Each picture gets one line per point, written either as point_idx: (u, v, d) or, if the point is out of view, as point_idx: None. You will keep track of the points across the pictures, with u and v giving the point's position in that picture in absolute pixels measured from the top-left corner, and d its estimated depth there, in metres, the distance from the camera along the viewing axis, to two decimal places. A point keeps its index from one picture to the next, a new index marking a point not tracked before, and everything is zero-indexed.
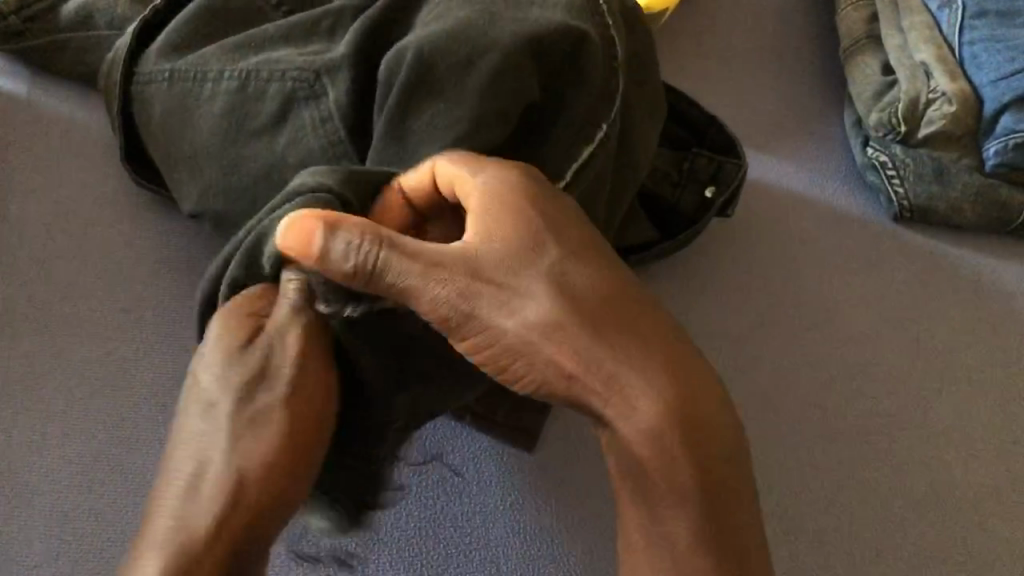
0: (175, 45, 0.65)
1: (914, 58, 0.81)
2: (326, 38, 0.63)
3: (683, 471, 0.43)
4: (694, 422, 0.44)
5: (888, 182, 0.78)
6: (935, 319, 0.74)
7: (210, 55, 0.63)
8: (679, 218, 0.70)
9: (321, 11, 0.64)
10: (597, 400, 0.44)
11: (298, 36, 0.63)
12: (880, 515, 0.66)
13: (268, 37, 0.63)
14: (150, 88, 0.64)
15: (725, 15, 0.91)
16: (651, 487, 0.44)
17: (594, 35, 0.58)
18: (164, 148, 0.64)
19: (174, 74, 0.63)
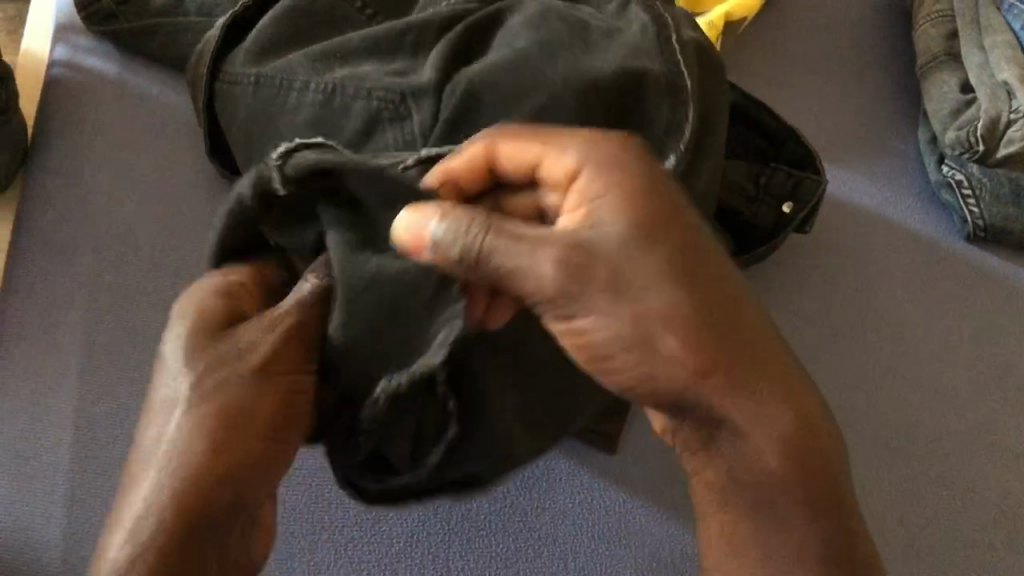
0: (261, 51, 0.66)
1: (997, 78, 0.80)
2: (411, 54, 0.64)
3: (788, 460, 0.44)
4: (804, 428, 0.45)
5: (963, 201, 0.78)
6: (1008, 342, 0.74)
7: (296, 63, 0.64)
8: (753, 232, 0.71)
9: (406, 23, 0.64)
10: (729, 411, 0.44)
11: (384, 49, 0.64)
12: (942, 540, 0.66)
13: (353, 50, 0.64)
14: (234, 90, 0.65)
15: (802, 24, 0.90)
16: (789, 508, 0.45)
17: (654, 75, 0.59)
18: (244, 150, 0.65)
19: (260, 79, 0.64)
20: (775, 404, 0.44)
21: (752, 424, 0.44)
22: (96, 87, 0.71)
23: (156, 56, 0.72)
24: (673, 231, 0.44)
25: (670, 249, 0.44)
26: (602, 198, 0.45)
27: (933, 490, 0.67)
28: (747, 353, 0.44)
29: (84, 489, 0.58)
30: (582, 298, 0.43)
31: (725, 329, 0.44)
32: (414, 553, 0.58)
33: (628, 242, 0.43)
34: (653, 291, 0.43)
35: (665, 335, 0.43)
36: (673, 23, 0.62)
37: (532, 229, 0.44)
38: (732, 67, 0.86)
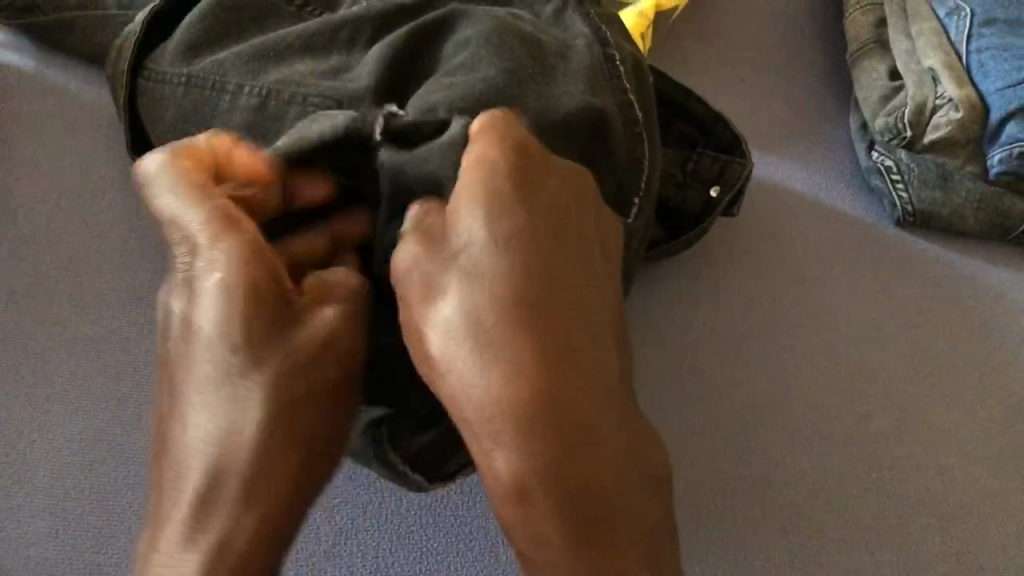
0: (190, 48, 0.64)
1: (923, 65, 0.81)
2: (346, 51, 0.63)
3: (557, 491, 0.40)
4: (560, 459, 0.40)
5: (892, 187, 0.79)
6: (937, 323, 0.75)
7: (227, 63, 0.62)
8: (684, 218, 0.71)
9: (341, 20, 0.64)
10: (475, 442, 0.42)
11: (320, 47, 0.63)
12: (877, 520, 0.66)
13: (287, 47, 0.63)
14: (162, 88, 0.63)
15: (735, 13, 0.91)
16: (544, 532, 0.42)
17: (614, 113, 0.60)
18: (168, 144, 0.63)
19: (190, 80, 0.62)
20: (518, 437, 0.40)
21: (507, 453, 0.41)
22: (13, 81, 0.69)
23: (75, 48, 0.70)
24: (530, 259, 0.42)
25: (521, 263, 0.42)
26: (472, 191, 0.44)
27: (863, 471, 0.68)
28: (562, 399, 0.40)
29: (3, 496, 0.56)
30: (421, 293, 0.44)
31: (506, 338, 0.41)
32: (344, 552, 0.58)
33: (491, 245, 0.43)
34: (450, 305, 0.43)
35: (457, 347, 0.42)
36: (613, 38, 0.64)
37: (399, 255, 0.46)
38: (666, 56, 0.86)
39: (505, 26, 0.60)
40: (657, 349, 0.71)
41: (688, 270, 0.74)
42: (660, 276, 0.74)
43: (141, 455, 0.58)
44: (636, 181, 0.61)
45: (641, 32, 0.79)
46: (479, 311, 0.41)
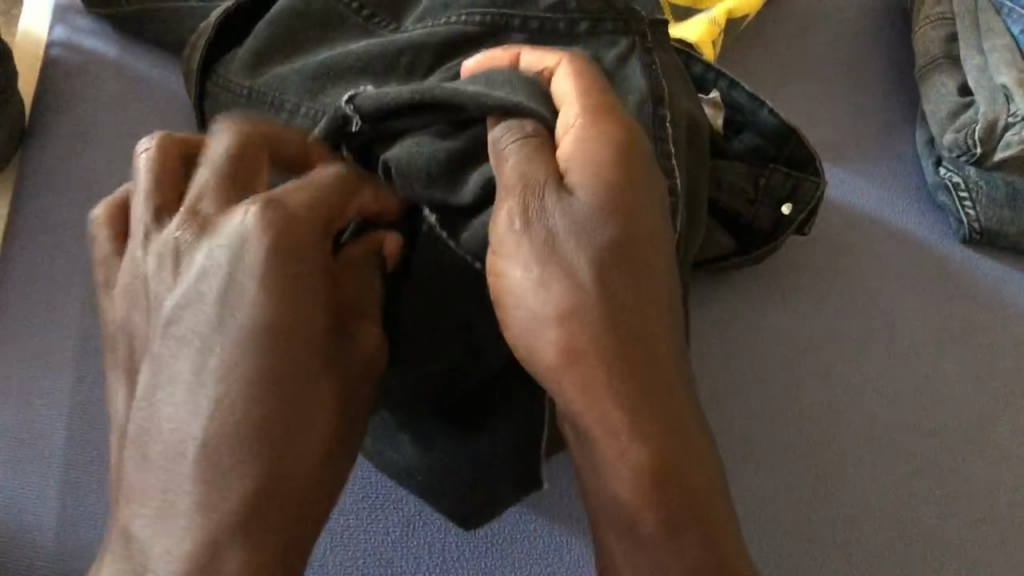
0: (256, 58, 0.63)
1: (995, 82, 0.80)
2: (406, 76, 0.61)
3: (642, 486, 0.45)
4: (648, 409, 0.45)
5: (959, 203, 0.78)
6: (1000, 343, 0.74)
7: (289, 79, 0.61)
8: (755, 233, 0.71)
9: (402, 44, 0.61)
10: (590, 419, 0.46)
11: (378, 67, 0.61)
12: (936, 538, 0.66)
13: (347, 69, 0.61)
14: (227, 97, 0.62)
15: (804, 23, 0.90)
16: (631, 500, 0.45)
17: None
18: (232, 139, 0.62)
19: (253, 93, 0.61)
20: (620, 406, 0.45)
21: (607, 388, 0.45)
22: (96, 66, 0.71)
23: (156, 38, 0.71)
24: (630, 225, 0.46)
25: (617, 236, 0.46)
26: (573, 166, 0.48)
27: (925, 487, 0.68)
28: (647, 358, 0.45)
29: (84, 471, 0.58)
30: (547, 255, 0.46)
31: (617, 312, 0.45)
32: (412, 542, 0.60)
33: (594, 211, 0.46)
34: (526, 272, 0.46)
35: (554, 319, 0.45)
36: (670, 96, 0.60)
37: (564, 214, 0.46)
38: (735, 65, 0.86)
39: None
40: (721, 363, 0.71)
41: (754, 284, 0.74)
42: (725, 289, 0.74)
43: None
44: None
45: (711, 39, 0.78)
46: (575, 271, 0.45)
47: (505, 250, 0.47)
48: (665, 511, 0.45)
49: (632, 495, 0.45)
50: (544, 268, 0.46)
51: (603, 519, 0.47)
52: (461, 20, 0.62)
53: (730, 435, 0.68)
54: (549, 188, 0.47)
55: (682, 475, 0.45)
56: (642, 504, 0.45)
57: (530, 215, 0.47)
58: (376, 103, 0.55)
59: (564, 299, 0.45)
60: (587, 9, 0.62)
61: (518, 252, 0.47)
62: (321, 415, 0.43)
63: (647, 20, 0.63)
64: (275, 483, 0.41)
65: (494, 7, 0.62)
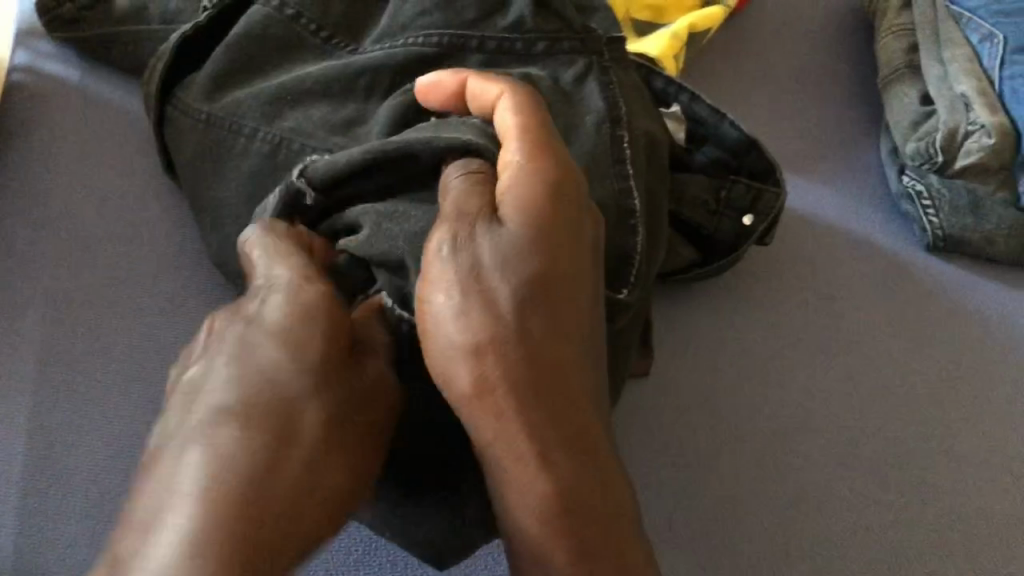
0: (214, 81, 0.63)
1: (955, 89, 0.81)
2: (363, 99, 0.62)
3: (550, 513, 0.43)
4: (567, 442, 0.43)
5: (924, 211, 0.78)
6: (965, 348, 0.74)
7: (247, 103, 0.61)
8: (717, 245, 0.71)
9: (361, 65, 0.62)
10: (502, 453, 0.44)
11: (337, 90, 0.62)
12: (905, 544, 0.66)
13: (305, 91, 0.61)
14: (184, 121, 0.62)
15: (768, 36, 0.91)
16: (545, 536, 0.43)
17: (608, 200, 0.58)
18: (188, 160, 0.62)
19: (211, 118, 0.62)
20: (534, 437, 0.43)
21: (524, 420, 0.43)
22: (58, 90, 0.71)
23: (119, 61, 0.72)
24: (556, 263, 0.46)
25: (541, 272, 0.46)
26: (505, 201, 0.48)
27: (893, 491, 0.67)
28: (568, 395, 0.44)
29: (42, 496, 0.57)
30: (472, 282, 0.45)
31: (539, 345, 0.44)
32: (373, 561, 0.59)
33: (521, 246, 0.46)
34: (448, 300, 0.45)
35: (474, 350, 0.44)
36: (627, 116, 0.62)
37: (494, 247, 0.46)
38: (699, 78, 0.87)
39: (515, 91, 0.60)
40: (689, 370, 0.70)
41: (720, 294, 0.74)
42: (692, 299, 0.74)
43: None
44: (625, 273, 0.57)
45: (673, 53, 0.79)
46: (498, 302, 0.44)
47: (429, 281, 0.46)
48: (577, 550, 0.42)
49: (545, 530, 0.43)
50: (466, 294, 0.45)
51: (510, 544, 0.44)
52: (417, 41, 0.62)
53: (699, 441, 0.67)
54: (482, 223, 0.47)
55: (596, 513, 0.43)
56: (553, 541, 0.43)
57: (455, 245, 0.46)
58: (328, 167, 0.57)
59: (485, 329, 0.44)
60: (543, 29, 0.64)
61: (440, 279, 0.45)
62: (309, 449, 0.42)
63: (604, 39, 0.64)
64: (256, 513, 0.39)
65: (452, 28, 0.63)
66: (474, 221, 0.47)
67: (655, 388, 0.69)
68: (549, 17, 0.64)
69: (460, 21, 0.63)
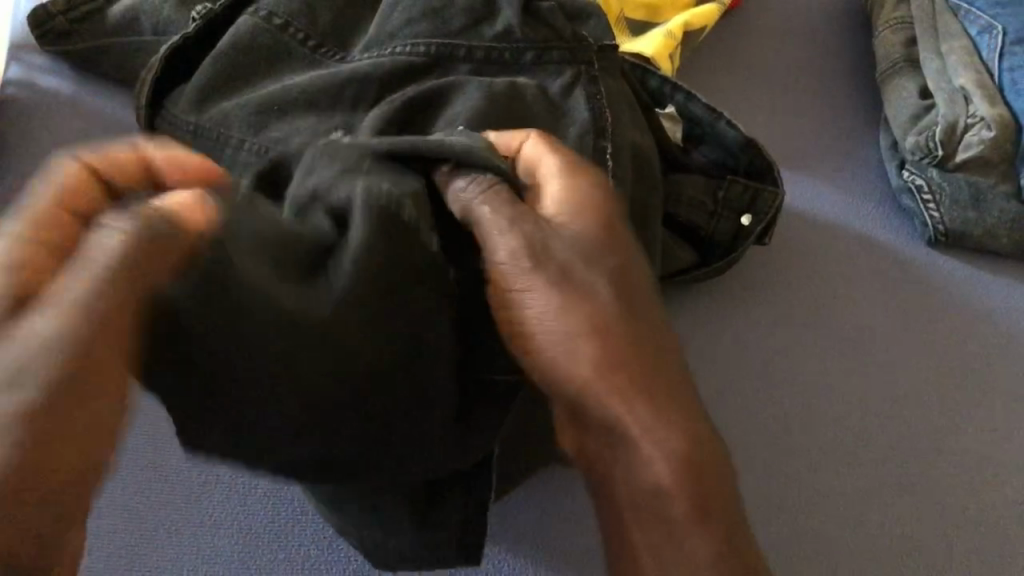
0: (202, 95, 0.63)
1: (954, 83, 0.81)
2: (350, 108, 0.61)
3: (682, 474, 0.42)
4: (664, 398, 0.44)
5: (923, 206, 0.78)
6: (969, 343, 0.74)
7: (234, 112, 0.61)
8: (715, 245, 0.71)
9: (347, 75, 0.61)
10: (625, 417, 0.43)
11: (324, 100, 0.61)
12: (911, 543, 0.65)
13: (293, 101, 0.60)
14: (172, 133, 0.62)
15: (764, 33, 0.91)
16: (674, 510, 0.42)
17: None
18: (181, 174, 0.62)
19: (199, 129, 0.61)
20: (637, 394, 0.43)
21: (627, 379, 0.44)
22: (51, 104, 0.71)
23: (112, 74, 0.72)
24: (619, 250, 0.48)
25: (611, 256, 0.47)
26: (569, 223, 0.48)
27: (897, 490, 0.67)
28: (656, 357, 0.45)
29: None
30: (552, 274, 0.46)
31: (629, 310, 0.46)
32: (374, 573, 0.59)
33: (591, 236, 0.48)
34: (528, 285, 0.46)
35: (563, 326, 0.45)
36: (613, 127, 0.61)
37: (567, 244, 0.47)
38: (696, 76, 0.87)
39: (500, 98, 0.60)
40: (690, 371, 0.70)
41: (720, 296, 0.74)
42: (690, 300, 0.73)
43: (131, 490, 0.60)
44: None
45: (668, 52, 0.78)
46: (584, 280, 0.46)
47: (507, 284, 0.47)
48: (705, 508, 0.42)
49: (671, 493, 0.42)
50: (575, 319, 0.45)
51: (628, 516, 0.44)
52: (405, 51, 0.62)
53: None
54: (547, 224, 0.48)
55: (715, 483, 0.43)
56: (677, 503, 0.42)
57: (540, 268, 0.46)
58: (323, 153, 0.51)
59: (571, 309, 0.45)
60: (531, 39, 0.63)
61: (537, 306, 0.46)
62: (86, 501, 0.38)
63: (595, 47, 0.63)
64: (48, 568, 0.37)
65: (437, 37, 0.62)
66: (540, 225, 0.48)
67: None
68: (537, 26, 0.64)
69: (447, 30, 0.63)
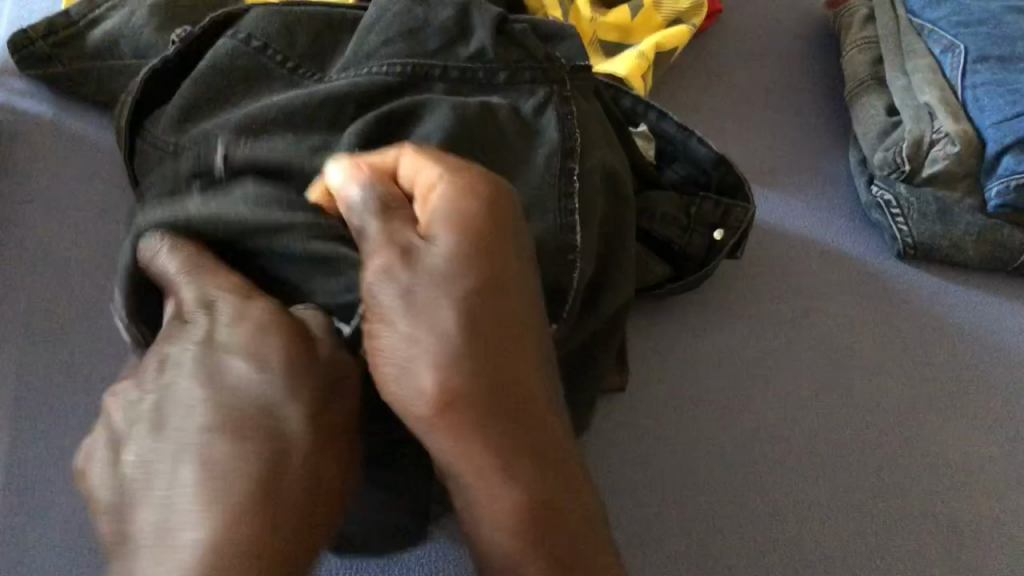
0: (181, 115, 0.63)
1: (919, 100, 0.83)
2: (328, 130, 0.62)
3: (526, 461, 0.43)
4: (521, 400, 0.43)
5: (892, 219, 0.80)
6: (937, 351, 0.75)
7: (213, 131, 0.62)
8: (688, 259, 0.72)
9: (324, 94, 0.62)
10: (487, 411, 0.42)
11: (302, 120, 0.62)
12: (883, 548, 0.66)
13: (271, 120, 0.61)
14: (153, 155, 0.63)
15: (736, 53, 0.93)
16: (517, 488, 0.43)
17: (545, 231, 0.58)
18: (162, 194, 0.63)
19: (178, 150, 0.62)
20: (493, 386, 0.43)
21: (489, 376, 0.43)
22: (31, 126, 0.72)
23: (93, 97, 0.73)
24: (521, 254, 0.47)
25: (514, 257, 0.47)
26: (452, 213, 0.46)
27: (869, 499, 0.68)
28: (513, 353, 0.44)
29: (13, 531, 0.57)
30: (457, 261, 0.45)
31: (496, 310, 0.44)
32: None
33: (498, 233, 0.47)
34: (441, 265, 0.45)
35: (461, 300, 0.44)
36: (582, 148, 0.62)
37: (459, 236, 0.46)
38: (670, 95, 0.88)
39: (472, 118, 0.61)
40: (665, 384, 0.71)
41: (694, 309, 0.75)
42: (667, 314, 0.74)
43: (48, 508, 0.58)
44: (558, 308, 0.57)
45: (641, 73, 0.80)
46: (472, 262, 0.45)
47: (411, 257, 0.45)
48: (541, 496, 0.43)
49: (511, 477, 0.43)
50: (455, 322, 0.43)
51: (500, 504, 0.43)
52: (381, 71, 0.63)
53: (676, 451, 0.68)
54: (464, 218, 0.46)
55: (560, 470, 0.44)
56: (516, 476, 0.43)
57: (420, 272, 0.45)
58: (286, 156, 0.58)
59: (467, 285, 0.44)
60: (505, 60, 0.65)
61: (411, 317, 0.43)
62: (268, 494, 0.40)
63: (567, 67, 0.65)
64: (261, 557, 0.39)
65: (415, 58, 0.64)
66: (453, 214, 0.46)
67: (634, 404, 0.70)
68: (510, 47, 0.65)
69: (423, 52, 0.64)
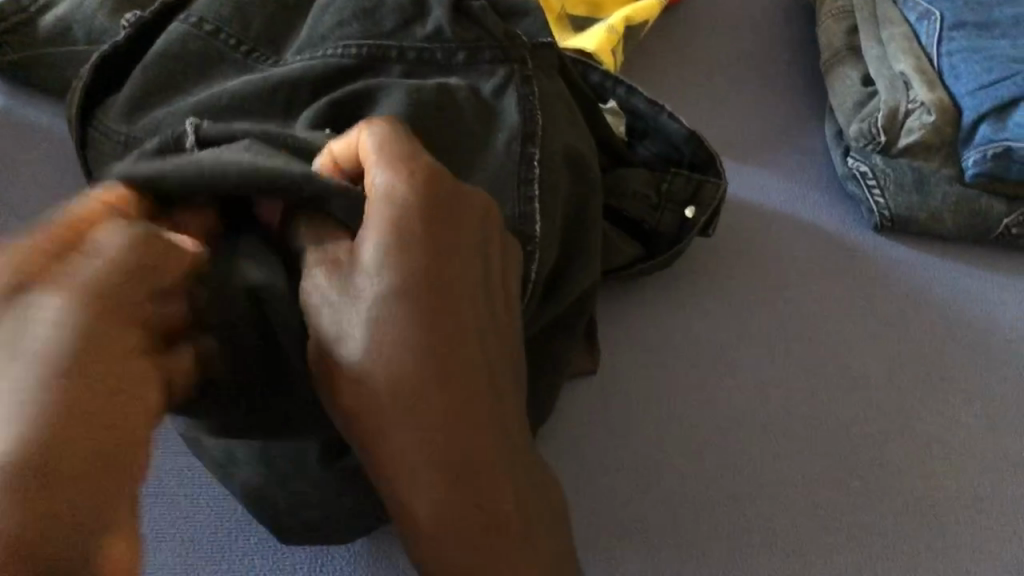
0: (133, 103, 0.62)
1: (894, 69, 0.82)
2: (284, 114, 0.60)
3: (451, 469, 0.42)
4: (450, 406, 0.42)
5: (868, 191, 0.78)
6: (915, 325, 0.74)
7: (166, 120, 0.60)
8: (660, 237, 0.71)
9: (278, 78, 0.60)
10: (409, 419, 0.42)
11: (255, 104, 0.60)
12: (863, 525, 0.65)
13: (224, 106, 0.60)
14: (104, 144, 0.61)
15: (709, 26, 0.91)
16: (441, 495, 0.42)
17: (504, 219, 0.57)
18: None
19: (131, 140, 0.60)
20: (420, 393, 0.42)
21: (413, 384, 0.42)
22: None
23: (47, 85, 0.71)
24: (463, 249, 0.45)
25: (453, 255, 0.44)
26: (384, 211, 0.44)
27: (847, 475, 0.67)
28: (445, 360, 0.43)
29: None
30: (386, 265, 0.43)
31: (429, 315, 0.43)
32: None
33: (435, 232, 0.44)
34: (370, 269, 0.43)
35: (389, 306, 0.42)
36: (544, 131, 0.60)
37: (388, 240, 0.43)
38: (641, 70, 0.87)
39: (430, 102, 0.59)
40: (638, 365, 0.70)
41: (667, 288, 0.74)
42: (639, 293, 0.73)
43: None
44: (518, 300, 0.56)
45: (611, 46, 0.78)
46: (402, 265, 0.43)
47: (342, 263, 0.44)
48: (465, 502, 0.43)
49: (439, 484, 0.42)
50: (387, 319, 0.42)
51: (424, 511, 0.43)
52: (337, 53, 0.61)
53: (651, 433, 0.67)
54: (393, 219, 0.44)
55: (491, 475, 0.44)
56: (441, 482, 0.42)
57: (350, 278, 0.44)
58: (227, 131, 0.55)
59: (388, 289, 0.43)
60: (463, 39, 0.63)
61: (346, 318, 0.43)
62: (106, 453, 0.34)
63: (528, 46, 0.63)
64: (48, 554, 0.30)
65: (371, 39, 0.62)
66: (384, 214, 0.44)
67: (607, 386, 0.69)
68: (469, 26, 0.63)
69: (380, 31, 0.62)
